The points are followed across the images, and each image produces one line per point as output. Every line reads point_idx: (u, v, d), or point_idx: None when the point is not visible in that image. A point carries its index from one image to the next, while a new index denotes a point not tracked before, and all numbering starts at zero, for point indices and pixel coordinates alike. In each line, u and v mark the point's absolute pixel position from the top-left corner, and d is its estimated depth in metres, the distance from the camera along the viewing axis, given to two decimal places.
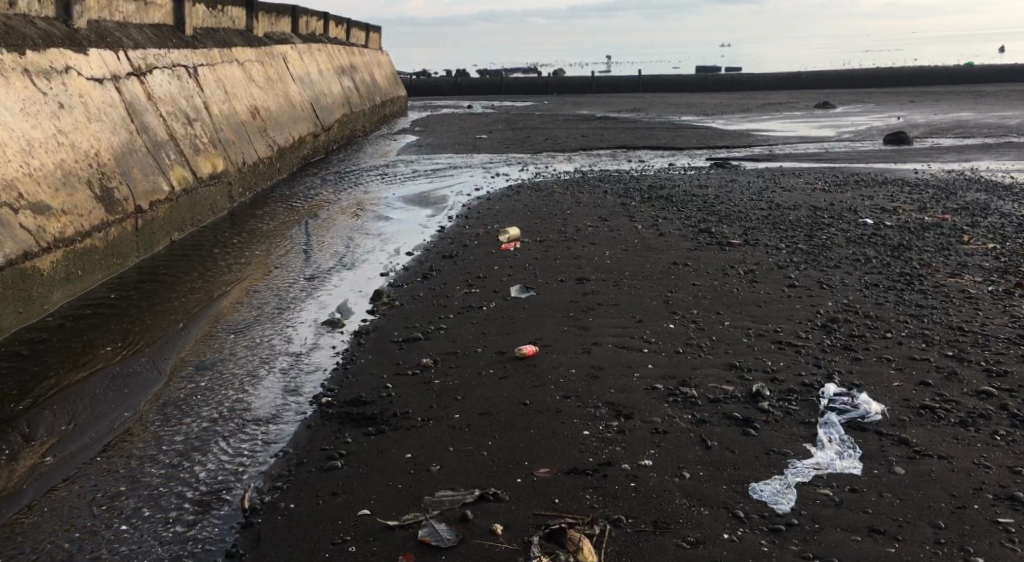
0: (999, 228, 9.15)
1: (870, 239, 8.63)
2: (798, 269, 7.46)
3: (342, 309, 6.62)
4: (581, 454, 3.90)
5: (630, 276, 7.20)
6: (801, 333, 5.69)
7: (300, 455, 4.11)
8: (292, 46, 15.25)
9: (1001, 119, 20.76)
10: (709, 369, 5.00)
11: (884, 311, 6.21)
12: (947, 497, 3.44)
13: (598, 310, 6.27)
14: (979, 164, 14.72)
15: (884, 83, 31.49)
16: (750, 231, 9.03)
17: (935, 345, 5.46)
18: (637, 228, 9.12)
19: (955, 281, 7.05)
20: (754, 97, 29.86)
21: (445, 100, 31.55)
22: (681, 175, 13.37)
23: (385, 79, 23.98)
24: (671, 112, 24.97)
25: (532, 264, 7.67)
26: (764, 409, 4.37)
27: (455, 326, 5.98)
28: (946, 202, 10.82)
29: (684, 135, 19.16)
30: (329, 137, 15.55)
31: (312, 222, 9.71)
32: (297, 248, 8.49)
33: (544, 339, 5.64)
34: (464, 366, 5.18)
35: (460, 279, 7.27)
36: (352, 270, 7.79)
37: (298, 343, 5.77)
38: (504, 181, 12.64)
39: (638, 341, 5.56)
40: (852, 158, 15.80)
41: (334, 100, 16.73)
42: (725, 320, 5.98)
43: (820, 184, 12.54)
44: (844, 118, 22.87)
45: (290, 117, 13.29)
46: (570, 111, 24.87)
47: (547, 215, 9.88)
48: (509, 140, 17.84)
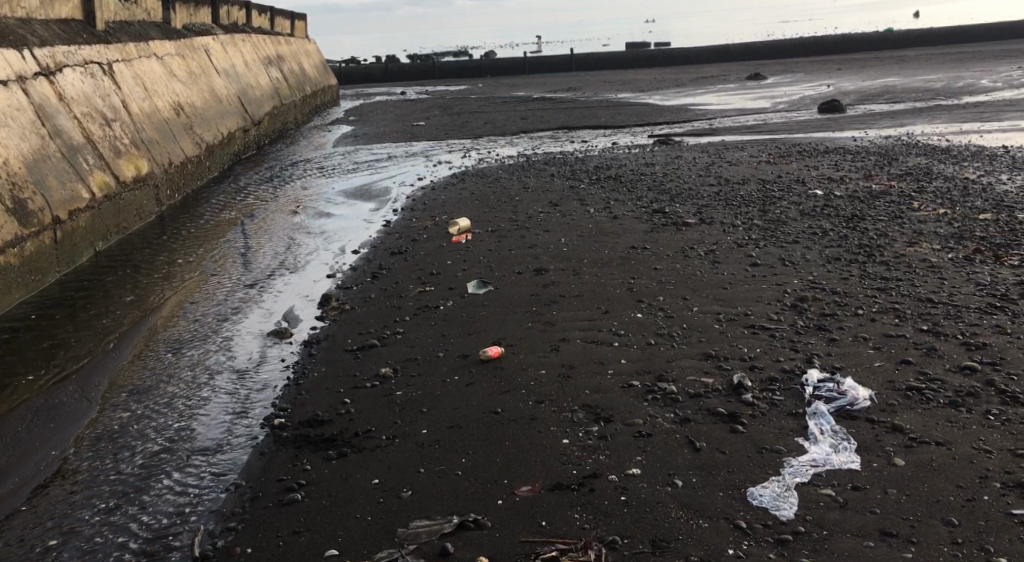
0: (946, 192, 9.15)
1: (823, 211, 8.53)
2: (758, 246, 7.30)
3: (289, 316, 6.20)
4: (564, 467, 3.63)
5: (589, 264, 6.94)
6: (773, 315, 5.50)
7: (254, 488, 3.73)
8: (214, 37, 14.54)
9: (926, 83, 21.12)
10: (685, 361, 4.78)
11: (851, 285, 6.05)
12: (955, 489, 3.28)
13: (560, 303, 5.99)
14: (914, 128, 14.85)
15: (810, 52, 31.87)
16: (703, 209, 8.85)
17: (908, 319, 5.27)
18: (589, 212, 8.86)
19: (914, 250, 6.93)
20: (686, 71, 29.93)
21: (377, 87, 30.85)
22: (625, 154, 13.16)
23: (314, 68, 23.27)
24: (606, 90, 24.80)
25: (485, 257, 7.35)
26: (748, 402, 4.15)
27: (412, 329, 5.63)
28: (889, 169, 10.83)
29: (622, 112, 18.98)
30: (259, 132, 14.94)
31: (248, 223, 9.21)
32: (235, 252, 8.01)
33: (508, 338, 5.34)
34: (426, 373, 4.85)
35: (412, 277, 6.92)
36: (296, 273, 7.36)
37: (243, 357, 5.35)
38: (447, 169, 12.26)
39: (607, 335, 5.31)
40: (791, 128, 15.80)
41: (262, 91, 16.07)
42: (693, 306, 5.76)
43: (764, 156, 12.48)
44: (776, 89, 23.02)
45: (216, 112, 12.66)
46: (505, 94, 24.49)
47: (495, 202, 9.56)
48: (447, 126, 17.43)
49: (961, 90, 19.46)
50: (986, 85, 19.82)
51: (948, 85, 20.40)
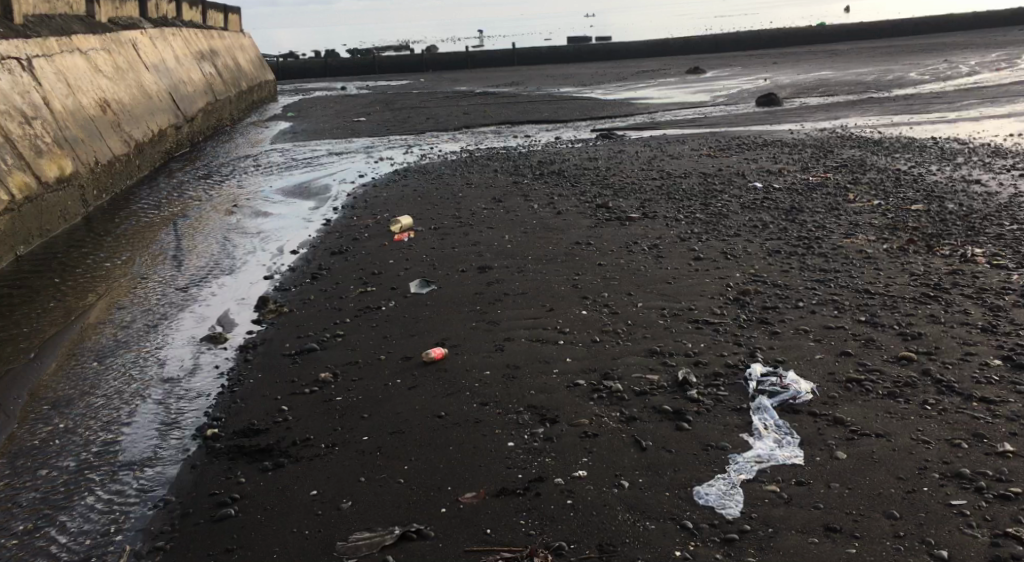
0: (880, 183, 9.33)
1: (763, 204, 8.62)
2: (701, 240, 7.32)
3: (224, 320, 6.01)
4: (508, 471, 3.56)
5: (533, 261, 6.88)
6: (716, 309, 5.51)
7: (185, 504, 3.58)
8: (143, 31, 14.07)
9: (858, 76, 21.61)
10: (630, 359, 4.75)
11: (792, 278, 6.08)
12: (896, 481, 3.30)
13: (504, 302, 5.91)
14: (848, 120, 15.16)
15: (746, 46, 32.36)
16: (646, 203, 8.86)
17: (847, 311, 5.29)
18: (533, 208, 8.80)
19: (851, 241, 7.01)
20: (626, 65, 30.12)
21: (316, 82, 30.37)
22: (568, 149, 13.14)
23: (251, 63, 22.77)
24: (548, 84, 24.80)
25: (428, 255, 7.24)
26: (694, 399, 4.13)
27: (352, 332, 5.49)
28: (825, 161, 11.02)
29: (564, 106, 18.99)
30: (192, 129, 14.53)
31: (182, 224, 8.93)
32: (167, 254, 7.75)
33: (451, 339, 5.24)
34: (367, 377, 4.72)
35: (353, 277, 6.77)
36: (232, 275, 7.15)
37: (175, 365, 5.15)
38: (389, 166, 12.08)
39: (552, 333, 5.26)
40: (730, 122, 15.99)
41: (195, 87, 15.64)
42: (637, 302, 5.74)
43: (704, 149, 12.59)
44: (715, 82, 23.31)
45: (146, 109, 12.26)
46: (448, 88, 24.32)
47: (438, 199, 9.44)
48: (389, 121, 17.21)
49: (891, 83, 19.95)
50: (915, 78, 20.35)
51: (879, 78, 20.90)
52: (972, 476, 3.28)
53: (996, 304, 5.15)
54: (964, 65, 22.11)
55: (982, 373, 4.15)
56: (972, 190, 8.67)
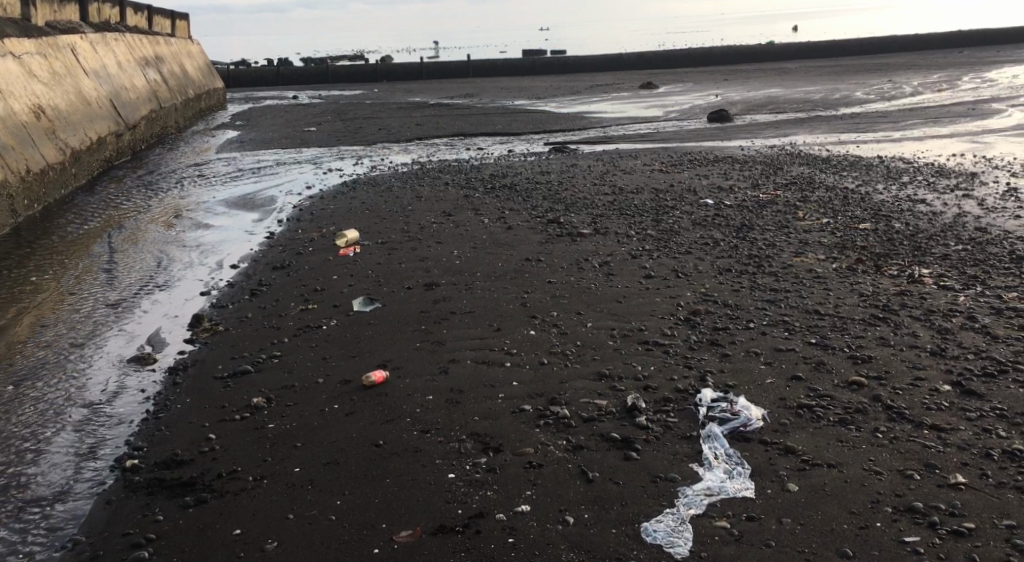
0: (828, 201, 9.37)
1: (714, 221, 8.58)
2: (652, 257, 7.23)
3: (154, 339, 5.71)
4: (447, 507, 3.39)
5: (481, 278, 6.70)
6: (666, 330, 5.40)
7: (97, 544, 3.34)
8: (83, 35, 13.59)
9: (807, 94, 21.96)
10: (578, 383, 4.60)
11: (742, 298, 6.00)
12: (848, 515, 3.20)
13: (450, 321, 5.72)
14: (797, 137, 15.33)
15: (698, 62, 32.74)
16: (597, 219, 8.76)
17: (797, 332, 5.20)
18: (483, 222, 8.64)
19: (800, 260, 6.97)
20: (580, 78, 30.22)
21: (267, 91, 29.88)
22: (521, 162, 13.03)
23: (199, 70, 22.28)
24: (502, 96, 24.72)
25: (373, 271, 7.01)
26: (643, 426, 3.99)
27: (290, 353, 5.26)
28: (775, 178, 11.07)
29: (518, 119, 18.89)
30: (134, 137, 14.09)
31: (118, 236, 8.57)
32: (99, 267, 7.40)
33: (393, 360, 5.04)
34: (304, 403, 4.51)
35: (295, 294, 6.52)
36: (166, 290, 6.83)
37: (97, 388, 4.85)
38: (337, 177, 11.81)
39: (498, 355, 5.09)
40: (682, 137, 16.05)
41: (138, 94, 15.18)
42: (587, 322, 5.60)
43: (657, 165, 12.57)
44: (667, 97, 23.48)
45: (84, 115, 11.80)
46: (401, 99, 24.08)
47: (386, 213, 9.22)
48: (339, 132, 16.91)
49: (838, 102, 20.29)
50: (861, 97, 20.74)
51: (826, 96, 21.26)
52: (925, 510, 3.19)
53: (943, 326, 5.11)
54: (907, 85, 22.61)
55: (933, 399, 4.08)
56: (918, 209, 8.75)
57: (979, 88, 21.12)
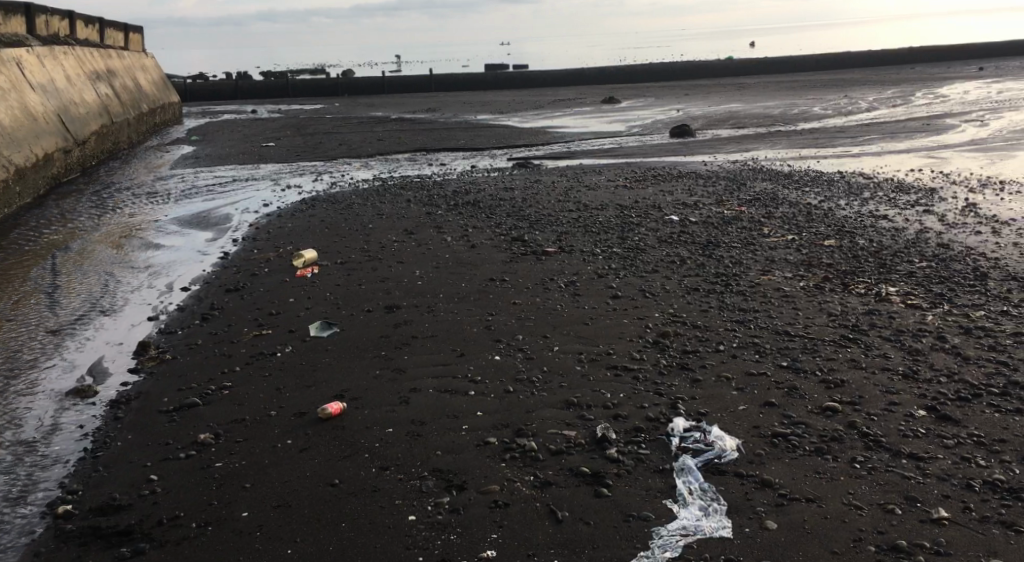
0: (792, 217, 9.33)
1: (679, 238, 8.49)
2: (618, 276, 7.10)
3: (96, 370, 5.45)
4: (407, 554, 3.28)
5: (443, 300, 6.50)
6: (635, 354, 5.24)
7: None
8: (30, 48, 13.17)
9: (767, 109, 22.14)
10: (545, 412, 4.44)
11: (711, 318, 5.87)
12: (829, 556, 3.07)
13: (411, 346, 5.51)
14: (759, 152, 15.38)
15: (658, 77, 32.97)
16: (562, 236, 8.62)
17: (768, 355, 5.07)
18: (446, 240, 8.45)
19: (768, 278, 6.87)
20: (543, 93, 30.24)
21: (225, 105, 29.43)
22: (484, 178, 12.86)
23: (153, 84, 21.84)
24: (465, 111, 24.55)
25: (331, 293, 6.78)
26: (613, 459, 3.83)
27: (243, 383, 5.02)
28: (739, 193, 11.04)
29: (481, 134, 18.74)
30: (83, 152, 13.70)
31: (63, 256, 8.24)
32: (42, 292, 7.09)
33: (352, 390, 4.82)
34: (257, 439, 4.29)
35: (249, 318, 6.26)
36: (113, 315, 6.54)
37: (32, 427, 4.63)
38: (296, 194, 11.54)
39: (462, 382, 4.89)
40: (644, 152, 16.02)
41: (88, 108, 14.79)
42: (553, 346, 5.43)
43: (621, 180, 12.49)
44: (629, 112, 23.53)
45: (30, 131, 11.42)
46: (362, 113, 23.82)
47: (346, 231, 8.99)
48: (298, 147, 16.61)
49: (798, 117, 20.47)
50: (819, 113, 20.97)
51: (785, 111, 21.45)
52: (909, 548, 3.07)
53: (915, 347, 5.02)
54: (863, 100, 22.92)
55: (910, 425, 3.97)
56: (881, 225, 8.73)
57: (933, 103, 21.46)
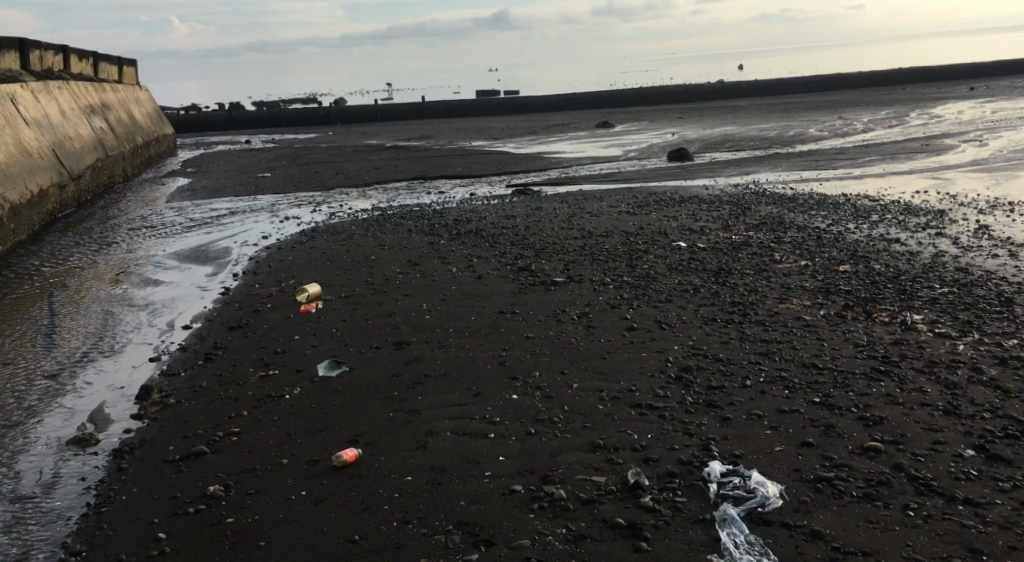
0: (803, 241, 9.16)
1: (689, 265, 8.30)
2: (631, 306, 6.90)
3: (97, 416, 5.23)
4: None
5: (454, 334, 6.28)
6: (659, 390, 5.02)
7: None
8: (25, 84, 13.07)
9: (763, 132, 22.08)
10: (571, 456, 4.23)
11: (733, 351, 5.66)
12: None
13: (425, 386, 5.29)
14: (759, 176, 15.24)
15: (650, 100, 32.97)
16: (570, 266, 8.42)
17: (798, 390, 4.87)
18: (452, 271, 8.25)
19: (787, 306, 6.67)
20: (536, 118, 30.18)
21: (218, 136, 29.28)
22: (484, 206, 12.68)
23: (147, 116, 21.73)
24: (460, 137, 24.46)
25: (338, 329, 6.56)
26: (649, 509, 3.66)
27: (251, 428, 4.80)
28: (745, 218, 10.88)
29: (478, 161, 18.60)
30: (79, 187, 13.54)
31: (59, 295, 8.02)
32: (38, 334, 6.86)
33: (366, 434, 4.60)
34: (269, 490, 4.08)
35: (253, 357, 6.04)
36: (112, 357, 6.31)
37: (31, 480, 4.41)
38: (295, 225, 11.34)
39: (480, 424, 4.67)
40: (643, 177, 15.90)
41: (83, 142, 14.66)
42: (572, 383, 5.21)
43: (623, 206, 12.33)
44: (625, 136, 23.44)
45: (26, 168, 11.27)
46: (357, 142, 23.69)
47: (348, 263, 8.78)
48: (294, 177, 16.44)
49: (795, 139, 20.40)
50: (815, 134, 20.92)
51: (781, 133, 21.38)
52: None
53: (951, 380, 4.84)
54: (858, 122, 22.88)
55: (958, 468, 3.81)
56: (894, 249, 8.58)
57: (929, 123, 21.43)
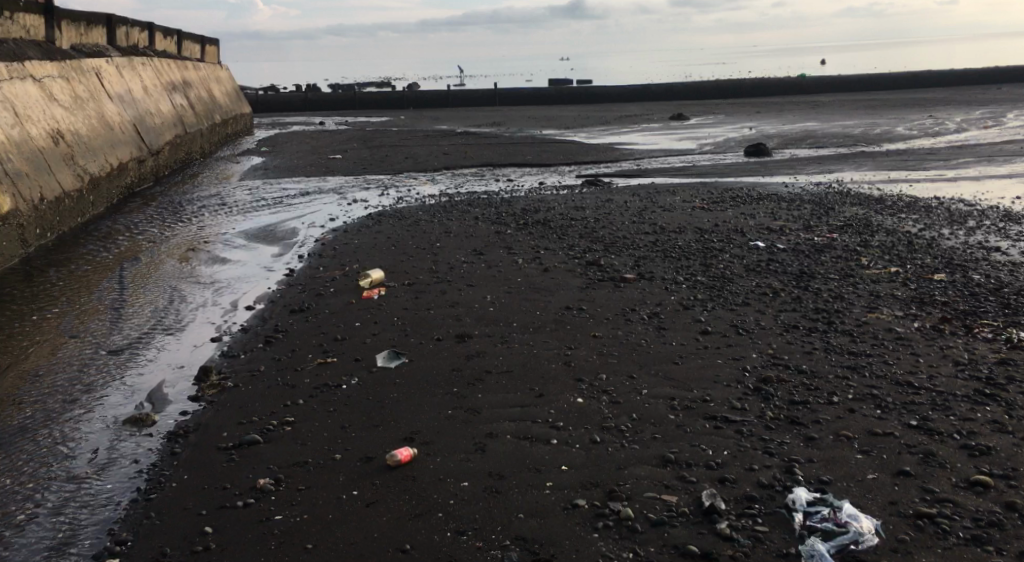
0: (892, 246, 8.60)
1: (769, 266, 7.86)
2: (706, 308, 6.52)
3: (155, 396, 5.13)
4: None
5: (518, 329, 6.01)
6: (736, 402, 4.67)
7: None
8: (108, 59, 13.30)
9: (847, 128, 21.17)
10: (641, 469, 3.92)
11: (817, 362, 5.25)
12: None
13: (486, 382, 5.04)
14: (843, 175, 14.54)
15: (728, 93, 32.05)
16: (641, 262, 8.06)
17: (892, 411, 4.46)
18: (518, 263, 7.98)
19: (876, 316, 6.20)
20: (609, 108, 29.64)
21: (294, 116, 29.61)
22: (554, 196, 12.37)
23: (226, 94, 22.07)
24: (531, 125, 24.14)
25: (399, 318, 6.36)
26: (726, 537, 3.35)
27: (306, 419, 4.63)
28: (828, 218, 10.32)
29: (548, 150, 18.28)
30: (158, 161, 13.75)
31: (130, 269, 8.05)
32: (105, 307, 6.86)
33: (423, 432, 4.38)
34: (321, 486, 3.89)
35: (313, 343, 5.88)
36: (174, 335, 6.24)
37: (83, 460, 4.31)
38: (362, 208, 11.23)
39: (542, 428, 4.39)
40: (719, 171, 15.35)
41: (164, 117, 14.90)
42: (642, 389, 4.89)
43: (698, 201, 11.86)
44: (701, 129, 22.79)
45: (106, 140, 11.46)
46: (428, 127, 23.59)
47: (413, 249, 8.59)
48: (364, 160, 16.40)
49: (881, 137, 19.48)
50: (903, 133, 19.93)
51: (867, 131, 20.44)
52: None
53: None
54: (950, 121, 21.72)
55: None
56: (995, 259, 7.97)
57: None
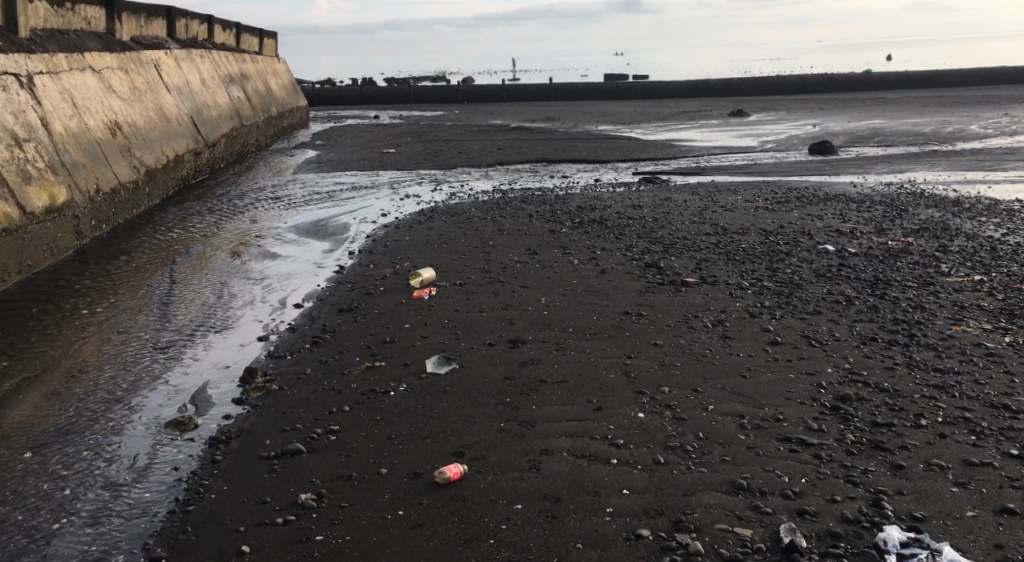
0: (974, 251, 8.05)
1: (840, 271, 7.41)
2: (774, 316, 6.13)
3: (199, 398, 4.97)
4: None
5: (575, 336, 5.70)
6: (812, 422, 4.30)
7: None
8: (167, 52, 13.36)
9: (917, 126, 20.31)
10: (711, 496, 3.59)
11: (899, 380, 4.84)
12: None
13: (541, 392, 4.75)
14: (915, 175, 13.86)
15: (789, 89, 31.15)
16: (703, 265, 7.68)
17: (989, 438, 4.05)
18: (574, 264, 7.67)
19: (962, 328, 5.74)
20: (667, 104, 29.04)
21: (350, 110, 29.67)
22: (610, 193, 12.01)
23: (283, 88, 22.19)
24: (586, 121, 23.72)
25: (450, 320, 6.11)
26: None
27: (351, 428, 4.40)
28: (902, 221, 9.76)
29: (604, 146, 17.89)
30: (215, 154, 13.78)
31: (181, 263, 7.96)
32: (154, 302, 6.75)
33: (472, 446, 4.11)
34: (365, 504, 3.65)
35: (361, 345, 5.67)
36: (221, 332, 6.09)
37: (123, 465, 4.15)
38: (414, 204, 11.03)
39: (602, 445, 4.08)
40: (783, 170, 14.79)
41: (221, 110, 14.95)
42: (708, 405, 4.54)
43: (762, 201, 11.37)
44: (762, 126, 22.13)
45: (163, 133, 11.48)
46: (482, 121, 23.35)
47: (465, 248, 8.34)
48: (417, 154, 16.24)
49: (954, 135, 18.61)
50: (978, 131, 19.00)
51: (939, 129, 19.57)
52: None
53: None
54: None
55: None
56: None
57: None
